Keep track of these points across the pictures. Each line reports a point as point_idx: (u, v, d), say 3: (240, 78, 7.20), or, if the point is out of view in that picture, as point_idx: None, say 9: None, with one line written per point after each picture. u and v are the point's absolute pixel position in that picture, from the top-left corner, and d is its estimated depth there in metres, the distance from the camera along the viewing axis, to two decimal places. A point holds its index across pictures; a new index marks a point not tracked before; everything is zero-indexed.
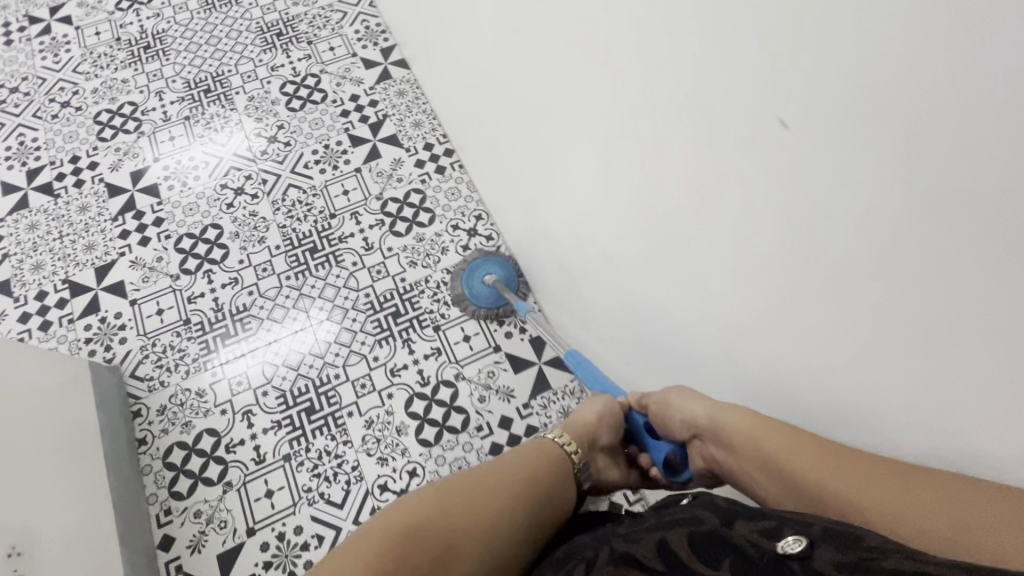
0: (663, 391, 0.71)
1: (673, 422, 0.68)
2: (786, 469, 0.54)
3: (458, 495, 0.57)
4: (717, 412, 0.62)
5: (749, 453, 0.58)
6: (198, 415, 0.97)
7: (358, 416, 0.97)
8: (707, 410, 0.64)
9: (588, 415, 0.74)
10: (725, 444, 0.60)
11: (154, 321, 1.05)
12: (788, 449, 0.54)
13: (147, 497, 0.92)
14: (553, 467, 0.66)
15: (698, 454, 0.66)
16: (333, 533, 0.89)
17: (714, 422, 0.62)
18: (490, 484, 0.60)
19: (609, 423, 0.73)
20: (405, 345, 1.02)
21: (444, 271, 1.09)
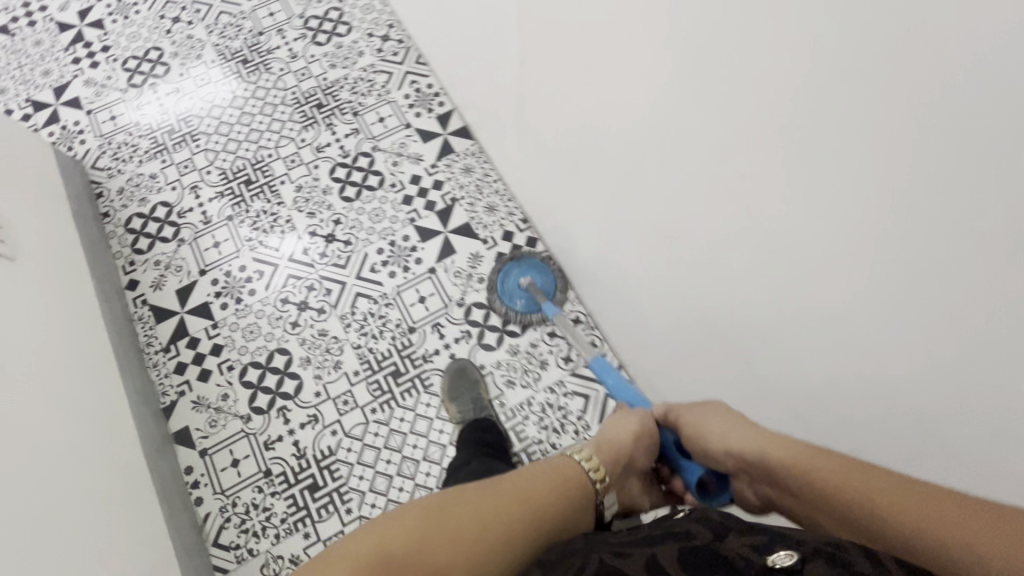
0: (697, 411, 0.67)
1: (717, 452, 0.63)
2: (823, 475, 0.50)
3: (439, 513, 0.50)
4: (765, 444, 0.57)
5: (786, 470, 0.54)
6: (153, 192, 1.13)
7: (290, 183, 1.13)
8: (750, 442, 0.59)
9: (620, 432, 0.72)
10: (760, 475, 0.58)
11: (108, 125, 1.19)
12: (810, 456, 0.52)
13: (113, 254, 1.08)
14: (581, 495, 0.62)
15: (752, 493, 0.62)
16: (271, 268, 1.06)
17: (765, 463, 0.57)
18: (485, 499, 0.54)
19: (638, 440, 0.71)
20: (328, 128, 1.17)
21: (361, 70, 1.22)
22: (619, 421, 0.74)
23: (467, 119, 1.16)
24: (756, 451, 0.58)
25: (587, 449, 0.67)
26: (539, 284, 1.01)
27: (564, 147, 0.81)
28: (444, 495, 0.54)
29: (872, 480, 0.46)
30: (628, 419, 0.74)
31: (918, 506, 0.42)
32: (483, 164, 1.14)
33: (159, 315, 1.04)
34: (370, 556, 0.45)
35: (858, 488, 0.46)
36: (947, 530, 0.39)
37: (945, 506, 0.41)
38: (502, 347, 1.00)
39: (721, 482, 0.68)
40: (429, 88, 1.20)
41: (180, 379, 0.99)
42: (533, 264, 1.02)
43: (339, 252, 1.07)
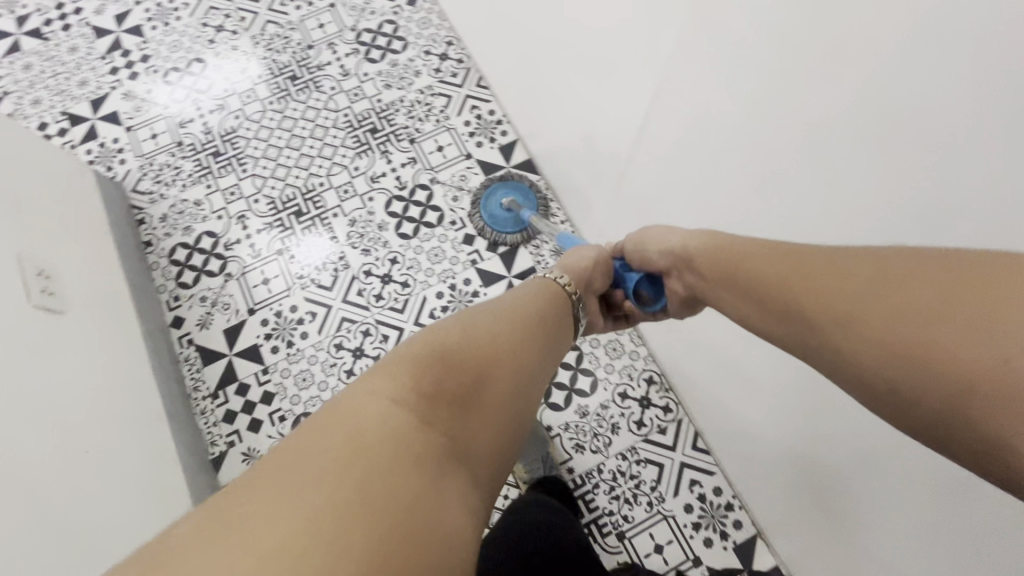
0: (640, 230, 0.68)
1: (654, 253, 0.65)
2: (824, 322, 0.43)
3: (445, 348, 0.46)
4: (687, 240, 0.60)
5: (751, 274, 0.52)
6: (197, 220, 1.07)
7: (343, 216, 1.06)
8: (680, 239, 0.61)
9: (580, 258, 0.68)
10: (696, 264, 0.58)
11: (149, 144, 1.12)
12: (775, 263, 0.49)
13: (157, 287, 1.02)
14: (557, 311, 0.61)
15: (681, 289, 0.64)
16: (324, 310, 1.00)
17: (685, 249, 0.60)
18: (474, 328, 0.50)
19: (600, 268, 0.69)
20: (383, 155, 1.10)
21: (418, 92, 1.14)
22: (579, 250, 0.71)
23: (533, 152, 1.08)
24: (720, 268, 0.55)
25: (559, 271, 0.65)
26: (520, 201, 1.03)
27: (667, 211, 0.74)
28: (429, 332, 0.49)
29: (898, 285, 0.39)
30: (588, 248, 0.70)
31: (969, 292, 0.35)
32: (549, 202, 1.06)
33: (207, 357, 0.98)
34: (391, 387, 0.40)
35: (889, 298, 0.39)
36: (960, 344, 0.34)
37: (969, 287, 0.36)
38: (570, 407, 0.94)
39: (656, 291, 0.69)
40: (490, 115, 1.12)
41: (229, 428, 0.94)
42: (515, 185, 1.04)
43: (396, 295, 1.01)
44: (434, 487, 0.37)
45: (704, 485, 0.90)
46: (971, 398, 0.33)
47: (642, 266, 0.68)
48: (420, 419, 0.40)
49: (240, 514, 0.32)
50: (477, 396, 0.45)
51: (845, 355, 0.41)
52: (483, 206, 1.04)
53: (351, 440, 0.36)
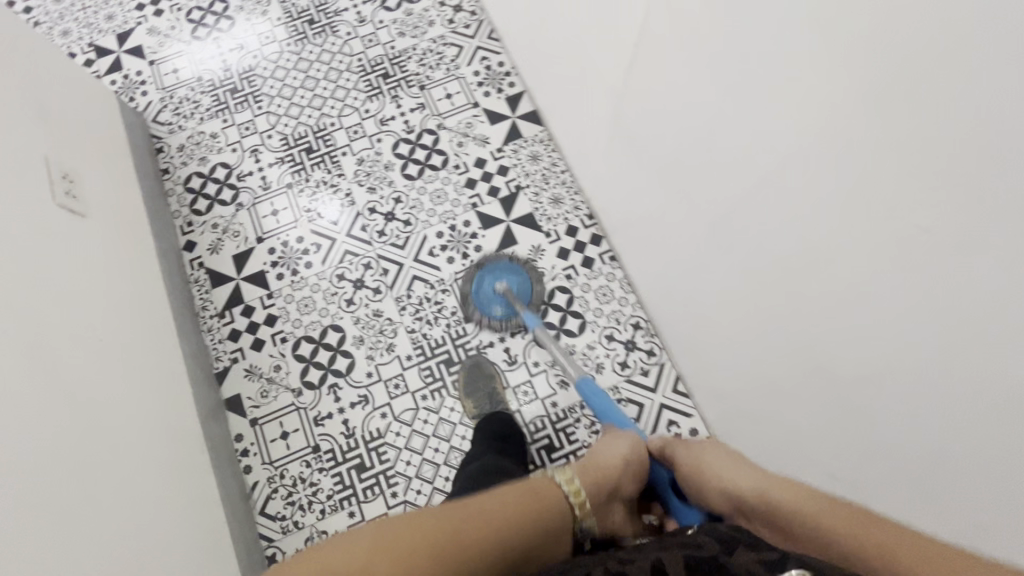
0: (700, 450, 0.68)
1: (712, 493, 0.62)
2: (834, 531, 0.45)
3: (432, 530, 0.47)
4: (702, 460, 0.66)
5: (769, 526, 0.53)
6: (212, 152, 1.11)
7: (351, 155, 1.10)
8: (751, 482, 0.57)
9: (618, 449, 0.73)
10: (754, 518, 0.54)
11: (170, 78, 1.17)
12: (760, 479, 0.56)
13: (172, 213, 1.07)
14: (554, 509, 0.57)
15: None
16: (328, 243, 1.04)
17: (738, 489, 0.58)
18: (467, 514, 0.51)
19: (633, 473, 0.71)
20: (393, 100, 1.13)
21: (430, 41, 1.17)
22: (613, 444, 0.74)
23: (539, 104, 1.11)
24: (739, 492, 0.57)
25: (570, 472, 0.63)
26: (514, 288, 0.99)
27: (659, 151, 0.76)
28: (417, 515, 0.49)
29: (881, 537, 0.42)
30: (621, 441, 0.75)
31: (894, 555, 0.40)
32: (550, 152, 1.09)
33: (215, 279, 1.03)
34: None
35: (873, 538, 0.42)
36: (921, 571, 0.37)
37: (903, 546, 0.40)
38: (558, 346, 0.98)
39: None
40: (499, 67, 1.15)
41: (233, 346, 0.99)
42: (504, 267, 1.01)
43: (398, 232, 1.05)
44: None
45: (681, 426, 0.93)
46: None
47: (700, 507, 0.66)
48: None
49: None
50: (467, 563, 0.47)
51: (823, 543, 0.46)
52: (474, 283, 1.00)
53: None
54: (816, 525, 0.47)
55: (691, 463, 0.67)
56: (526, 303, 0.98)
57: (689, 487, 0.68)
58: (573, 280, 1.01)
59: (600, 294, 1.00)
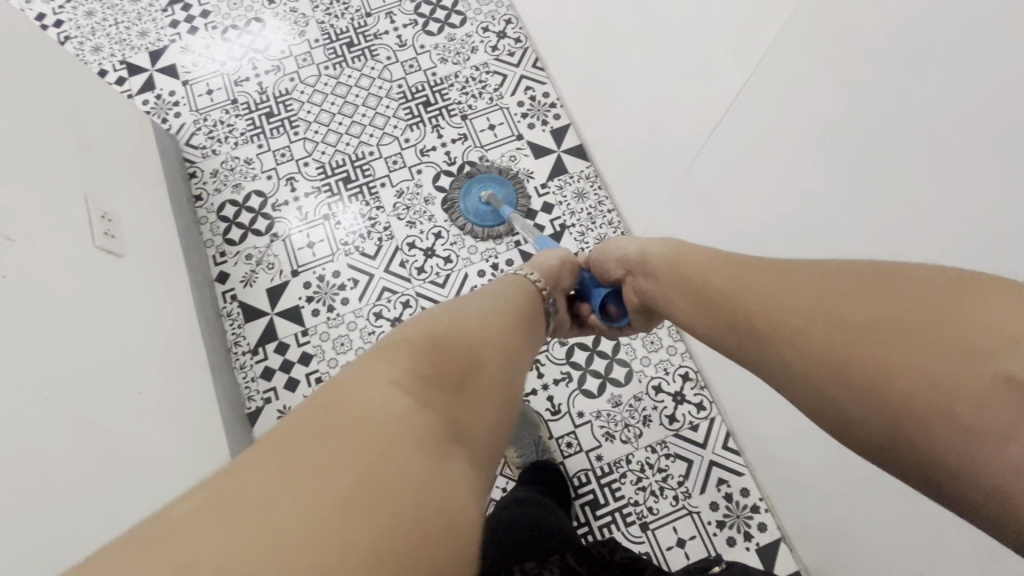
0: (623, 241, 0.70)
1: (610, 260, 0.71)
2: (738, 318, 0.48)
3: (426, 344, 0.42)
4: (646, 246, 0.65)
5: (671, 275, 0.59)
6: (247, 179, 1.08)
7: (390, 187, 1.06)
8: (657, 248, 0.63)
9: (550, 258, 0.73)
10: (652, 270, 0.62)
11: (204, 100, 1.13)
12: (760, 264, 0.50)
13: (204, 242, 1.04)
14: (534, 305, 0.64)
15: (633, 296, 0.69)
16: (366, 279, 1.01)
17: (642, 254, 0.65)
18: (450, 326, 0.46)
19: (568, 269, 0.75)
20: (434, 130, 1.10)
21: (473, 68, 1.14)
22: (547, 254, 0.75)
23: (586, 138, 1.07)
24: (696, 299, 0.55)
25: (529, 266, 0.70)
26: (499, 196, 1.03)
27: (730, 209, 0.72)
28: (405, 332, 0.44)
29: (874, 306, 0.38)
30: (557, 252, 0.75)
31: (926, 306, 0.35)
32: (596, 189, 1.06)
33: (249, 314, 1.00)
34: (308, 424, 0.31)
35: (797, 317, 0.42)
36: (958, 331, 0.33)
37: (945, 295, 0.35)
38: (603, 396, 0.94)
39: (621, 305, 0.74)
40: (544, 98, 1.12)
41: (266, 385, 0.96)
42: (488, 180, 1.04)
43: (438, 269, 1.01)
44: (421, 457, 0.32)
45: (731, 485, 0.90)
46: (922, 394, 0.32)
47: (605, 280, 0.74)
48: (412, 397, 0.36)
49: (330, 407, 0.33)
50: (467, 393, 0.41)
51: (841, 364, 0.37)
52: (465, 197, 1.04)
53: (340, 413, 0.32)
54: (764, 318, 0.45)
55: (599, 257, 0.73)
56: (510, 207, 1.02)
57: (600, 274, 0.75)
58: None
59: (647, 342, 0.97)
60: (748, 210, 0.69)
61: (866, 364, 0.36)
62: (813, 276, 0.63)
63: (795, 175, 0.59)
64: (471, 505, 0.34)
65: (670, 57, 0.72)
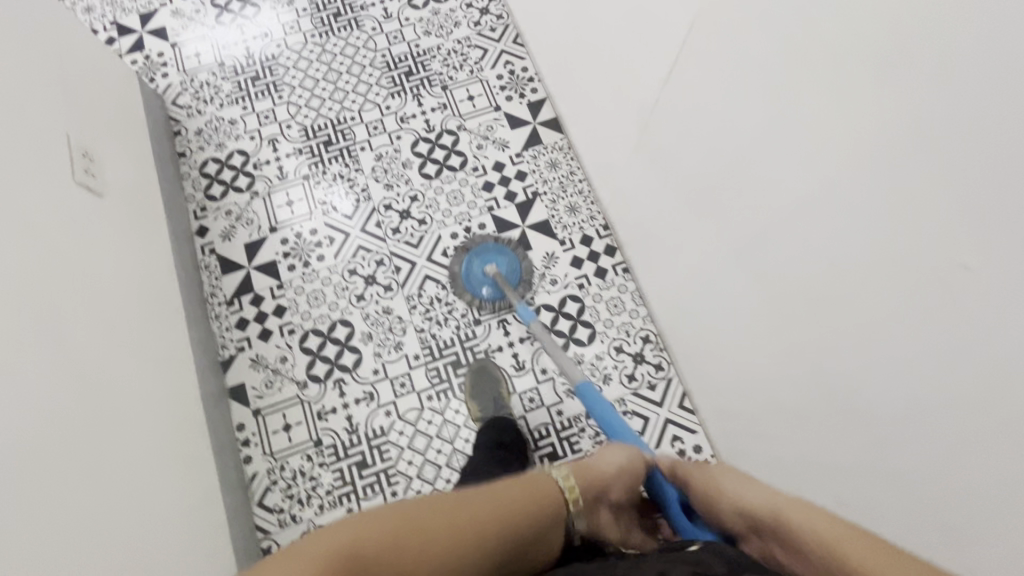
0: (711, 468, 0.61)
1: (725, 508, 0.56)
2: (759, 525, 0.51)
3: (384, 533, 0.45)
4: (782, 505, 0.48)
5: (734, 507, 0.54)
6: (230, 138, 1.11)
7: (370, 151, 1.10)
8: (766, 500, 0.51)
9: (607, 464, 0.68)
10: (787, 538, 0.47)
11: (192, 62, 1.16)
12: (769, 497, 0.51)
13: (186, 197, 1.06)
14: (556, 528, 0.59)
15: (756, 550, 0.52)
16: (342, 237, 1.04)
17: (748, 513, 0.52)
18: (461, 500, 0.53)
19: (626, 483, 0.68)
20: (415, 98, 1.13)
21: (455, 42, 1.18)
22: (614, 451, 0.71)
23: (560, 111, 1.11)
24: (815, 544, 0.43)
25: (567, 469, 0.65)
26: (502, 269, 1.00)
27: (683, 167, 0.76)
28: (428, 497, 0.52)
29: (829, 536, 0.43)
30: (620, 452, 0.70)
31: (863, 538, 0.41)
32: (569, 160, 1.09)
33: (226, 266, 1.03)
34: None
35: (823, 540, 0.43)
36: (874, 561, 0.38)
37: (863, 535, 0.41)
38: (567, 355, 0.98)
39: None
40: (523, 72, 1.16)
41: (240, 334, 0.99)
42: (489, 249, 1.02)
43: (412, 231, 1.04)
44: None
45: (685, 442, 0.93)
46: None
47: (682, 487, 0.65)
48: (393, 537, 0.45)
49: (349, 535, 0.43)
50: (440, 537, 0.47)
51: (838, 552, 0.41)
52: (465, 273, 1.01)
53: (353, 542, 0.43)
54: (783, 551, 0.47)
55: (703, 481, 0.60)
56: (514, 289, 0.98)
57: (703, 513, 0.60)
58: (585, 289, 1.01)
59: (611, 305, 1.00)
60: (697, 167, 0.73)
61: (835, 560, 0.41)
62: (750, 225, 0.67)
63: (736, 126, 0.63)
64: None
65: (632, 22, 0.76)
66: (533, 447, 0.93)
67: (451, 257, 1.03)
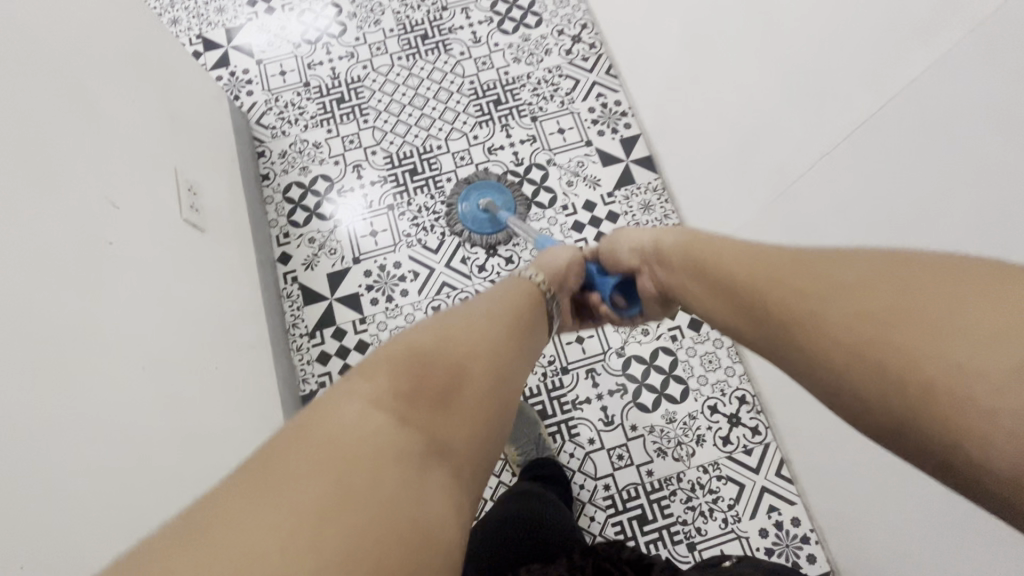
0: (614, 236, 0.70)
1: (699, 287, 0.54)
2: (732, 282, 0.48)
3: (407, 368, 0.37)
4: (761, 257, 0.46)
5: (688, 265, 0.56)
6: (314, 162, 1.08)
7: (456, 182, 1.06)
8: (689, 262, 0.56)
9: (561, 260, 0.70)
10: (739, 296, 0.47)
11: (277, 80, 1.14)
12: (756, 264, 0.46)
13: (269, 221, 1.04)
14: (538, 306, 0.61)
15: (651, 284, 0.65)
16: (426, 272, 1.01)
17: (713, 290, 0.51)
18: (435, 347, 0.41)
19: (572, 275, 0.71)
20: (504, 129, 1.10)
21: (546, 70, 1.13)
22: (563, 251, 0.72)
23: (656, 150, 1.06)
24: (765, 285, 0.43)
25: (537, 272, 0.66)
26: (497, 203, 1.03)
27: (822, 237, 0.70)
28: (377, 356, 0.39)
29: (835, 280, 0.38)
30: (569, 251, 0.72)
31: (911, 266, 0.34)
32: (663, 201, 1.05)
33: (309, 297, 1.00)
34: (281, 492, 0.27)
35: (798, 290, 0.40)
36: (913, 344, 0.31)
37: (922, 274, 0.34)
38: (658, 411, 0.93)
39: (630, 297, 0.71)
40: (616, 106, 1.11)
41: (322, 369, 0.96)
42: (489, 187, 1.04)
43: (498, 269, 1.01)
44: (414, 490, 0.30)
45: (783, 514, 0.88)
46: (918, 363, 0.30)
47: (615, 271, 0.71)
48: (397, 415, 0.33)
49: (340, 464, 0.29)
50: (456, 404, 0.38)
51: (801, 341, 0.38)
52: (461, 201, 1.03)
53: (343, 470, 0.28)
54: (747, 321, 0.45)
55: (612, 248, 0.70)
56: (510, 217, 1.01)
57: (609, 266, 0.71)
58: (678, 341, 0.97)
59: (706, 360, 0.96)
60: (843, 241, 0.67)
61: (840, 342, 0.35)
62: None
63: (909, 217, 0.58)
64: (458, 514, 0.32)
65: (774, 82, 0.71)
66: (620, 508, 0.89)
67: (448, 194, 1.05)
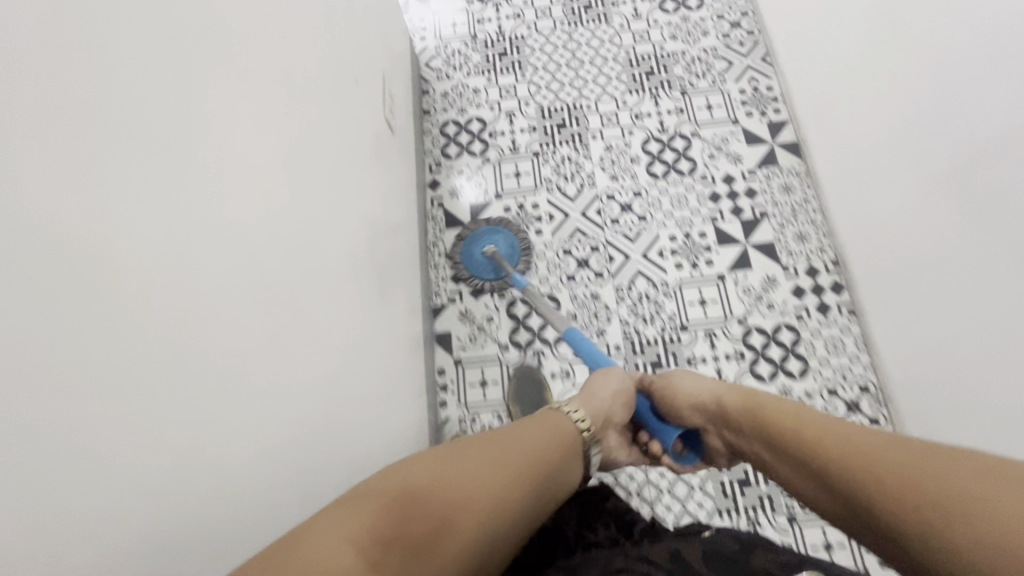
0: (672, 373, 0.74)
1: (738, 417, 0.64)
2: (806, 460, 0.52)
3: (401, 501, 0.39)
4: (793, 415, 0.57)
5: (754, 424, 0.61)
6: (472, 105, 1.18)
7: (601, 140, 1.12)
8: (713, 392, 0.68)
9: (602, 390, 0.71)
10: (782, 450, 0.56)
11: (448, 30, 1.25)
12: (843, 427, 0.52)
13: (424, 150, 1.14)
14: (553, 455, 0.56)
15: (718, 441, 0.69)
16: (562, 216, 1.07)
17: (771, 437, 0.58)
18: (440, 476, 0.44)
19: (623, 400, 0.73)
20: (653, 98, 1.14)
21: (702, 50, 1.17)
22: (606, 378, 0.73)
23: (804, 136, 1.07)
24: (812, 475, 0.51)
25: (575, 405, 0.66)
26: (501, 250, 1.00)
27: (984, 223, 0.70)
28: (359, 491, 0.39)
29: (909, 471, 0.42)
30: (613, 378, 0.73)
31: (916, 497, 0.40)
32: (804, 184, 1.05)
33: (450, 221, 1.09)
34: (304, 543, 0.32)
35: (870, 472, 0.45)
36: (965, 505, 0.37)
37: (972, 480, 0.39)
38: (774, 383, 0.93)
39: (694, 445, 0.74)
40: (768, 91, 1.13)
41: (454, 286, 1.04)
42: (484, 232, 1.02)
43: (631, 225, 1.05)
44: None
45: None
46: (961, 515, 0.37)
47: (677, 420, 0.72)
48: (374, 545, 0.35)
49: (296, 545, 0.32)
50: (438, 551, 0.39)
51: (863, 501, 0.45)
52: (465, 257, 1.01)
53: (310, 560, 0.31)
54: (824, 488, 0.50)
55: (663, 387, 0.74)
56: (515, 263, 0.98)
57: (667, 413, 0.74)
58: (803, 321, 0.96)
59: (830, 345, 0.95)
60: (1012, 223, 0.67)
61: (937, 529, 0.38)
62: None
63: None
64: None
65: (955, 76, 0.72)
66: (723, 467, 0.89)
67: (549, 203, 1.07)
